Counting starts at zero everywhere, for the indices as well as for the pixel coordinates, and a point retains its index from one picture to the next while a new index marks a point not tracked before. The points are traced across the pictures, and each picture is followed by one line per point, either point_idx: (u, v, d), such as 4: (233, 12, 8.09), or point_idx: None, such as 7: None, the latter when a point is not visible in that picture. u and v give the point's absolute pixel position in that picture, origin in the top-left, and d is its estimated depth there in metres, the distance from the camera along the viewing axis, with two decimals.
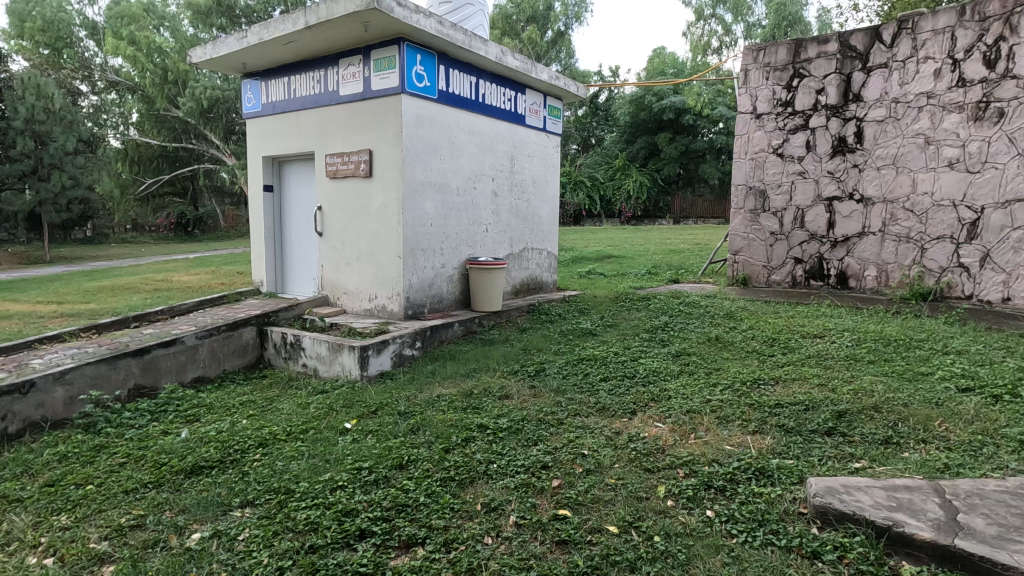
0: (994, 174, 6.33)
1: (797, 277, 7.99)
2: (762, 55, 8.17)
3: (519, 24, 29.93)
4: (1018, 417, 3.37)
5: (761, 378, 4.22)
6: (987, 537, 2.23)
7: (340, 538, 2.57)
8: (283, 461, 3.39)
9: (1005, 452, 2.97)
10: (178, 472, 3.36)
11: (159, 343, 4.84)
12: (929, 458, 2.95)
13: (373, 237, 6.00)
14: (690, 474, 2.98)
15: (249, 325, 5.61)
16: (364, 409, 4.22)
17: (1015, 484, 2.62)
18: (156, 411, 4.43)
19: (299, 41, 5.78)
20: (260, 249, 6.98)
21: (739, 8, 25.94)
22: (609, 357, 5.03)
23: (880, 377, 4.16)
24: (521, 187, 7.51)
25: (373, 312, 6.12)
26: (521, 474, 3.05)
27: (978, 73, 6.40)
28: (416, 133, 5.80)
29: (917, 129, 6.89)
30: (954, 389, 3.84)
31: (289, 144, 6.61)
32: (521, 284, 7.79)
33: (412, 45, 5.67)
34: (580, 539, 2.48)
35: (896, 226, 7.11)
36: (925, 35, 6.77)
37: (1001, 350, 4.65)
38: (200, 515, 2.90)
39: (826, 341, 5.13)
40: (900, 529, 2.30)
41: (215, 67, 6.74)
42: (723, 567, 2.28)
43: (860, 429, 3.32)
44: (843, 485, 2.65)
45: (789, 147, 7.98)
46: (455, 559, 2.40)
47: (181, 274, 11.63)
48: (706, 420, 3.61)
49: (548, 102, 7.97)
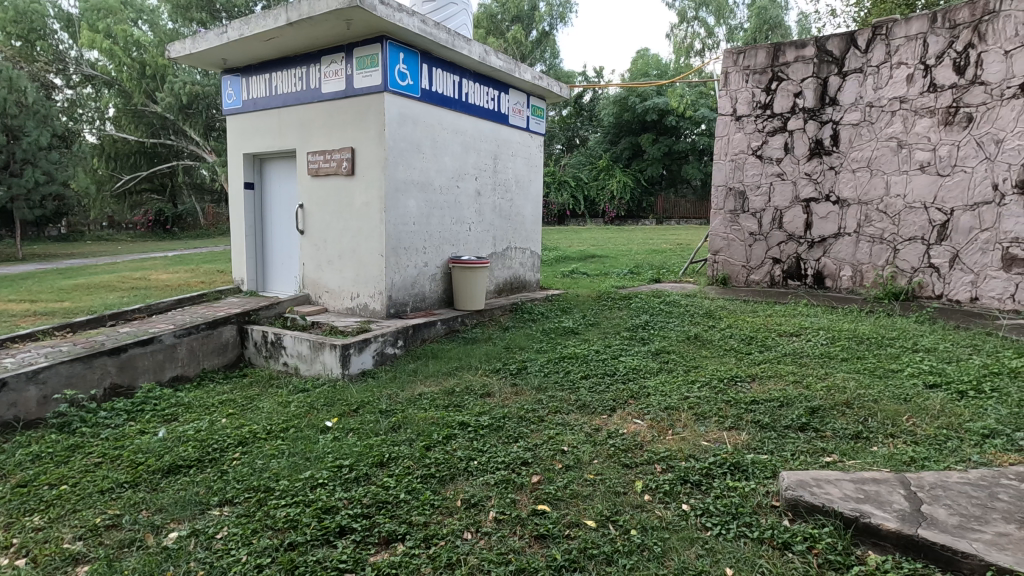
0: (964, 176, 6.50)
1: (775, 277, 8.14)
2: (741, 58, 8.32)
3: (503, 23, 29.95)
4: (981, 412, 3.48)
5: (738, 375, 4.31)
6: (949, 526, 2.31)
7: (319, 535, 2.57)
8: (263, 460, 3.37)
9: (968, 445, 3.08)
10: (155, 471, 3.33)
11: (136, 342, 4.78)
12: (897, 452, 3.04)
13: (355, 235, 5.98)
14: (667, 468, 3.04)
15: (229, 324, 5.56)
16: (345, 408, 4.21)
17: (977, 476, 2.72)
18: (133, 410, 4.37)
19: (281, 37, 5.74)
20: (241, 246, 6.91)
21: (721, 11, 26.21)
22: (590, 355, 5.09)
23: (852, 374, 4.27)
24: (504, 186, 7.53)
25: (355, 311, 6.10)
26: (501, 470, 3.09)
27: (949, 79, 6.57)
28: (399, 131, 5.80)
29: (890, 133, 7.07)
30: (922, 385, 3.97)
31: (270, 141, 6.55)
32: (504, 284, 7.82)
33: (395, 43, 5.67)
34: (558, 534, 2.52)
35: (870, 227, 7.28)
36: (899, 41, 6.95)
37: (968, 347, 4.81)
38: (177, 514, 2.87)
39: (802, 339, 5.26)
40: (866, 519, 2.38)
41: (194, 63, 6.66)
42: (697, 559, 2.33)
43: (832, 425, 3.42)
44: (814, 478, 2.72)
45: (768, 148, 8.13)
46: (435, 555, 2.42)
47: (160, 274, 11.19)
48: (684, 416, 3.68)
49: (532, 102, 8.01)
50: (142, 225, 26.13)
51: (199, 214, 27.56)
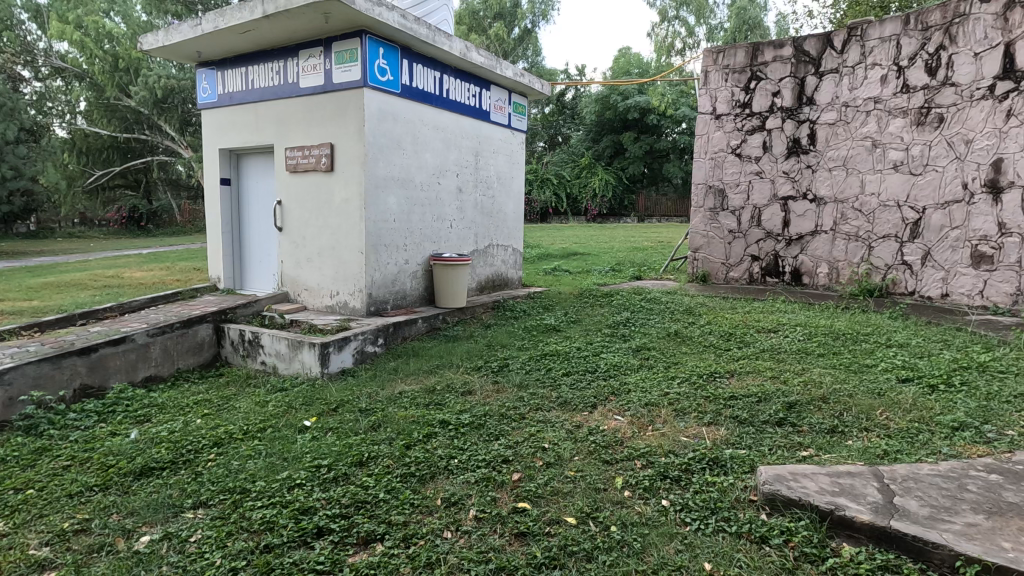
0: (935, 176, 6.65)
1: (754, 274, 8.25)
2: (721, 57, 8.39)
3: (485, 20, 29.73)
4: (951, 405, 3.57)
5: (717, 371, 4.35)
6: (920, 518, 2.36)
7: (296, 536, 2.53)
8: (238, 461, 3.31)
9: (939, 438, 3.15)
10: (126, 474, 3.25)
11: (108, 342, 4.66)
12: (871, 446, 3.10)
13: (334, 232, 5.90)
14: (647, 464, 3.06)
15: (205, 323, 5.46)
16: (325, 407, 4.15)
17: (947, 468, 2.79)
18: (104, 412, 4.26)
19: (257, 31, 5.63)
20: (217, 243, 6.76)
21: (701, 11, 26.45)
22: (571, 352, 5.10)
23: (829, 369, 4.34)
24: (486, 183, 7.49)
25: (335, 308, 6.03)
26: (482, 468, 3.07)
27: (921, 80, 6.71)
28: (379, 127, 5.73)
29: (865, 133, 7.21)
30: (895, 379, 4.06)
31: (247, 136, 6.43)
32: (486, 281, 7.80)
33: (374, 38, 5.59)
34: (538, 531, 2.51)
35: (846, 225, 7.41)
36: (873, 42, 7.08)
37: (939, 342, 4.92)
38: (149, 517, 2.80)
39: (780, 335, 5.34)
40: (841, 512, 2.42)
41: (167, 55, 6.49)
42: (676, 554, 2.35)
43: (808, 419, 3.47)
44: (791, 472, 2.76)
45: (747, 147, 8.22)
46: (414, 554, 2.40)
47: (135, 272, 10.90)
48: (664, 412, 3.70)
49: (513, 98, 7.97)
50: (114, 221, 25.46)
51: (175, 211, 27.01)
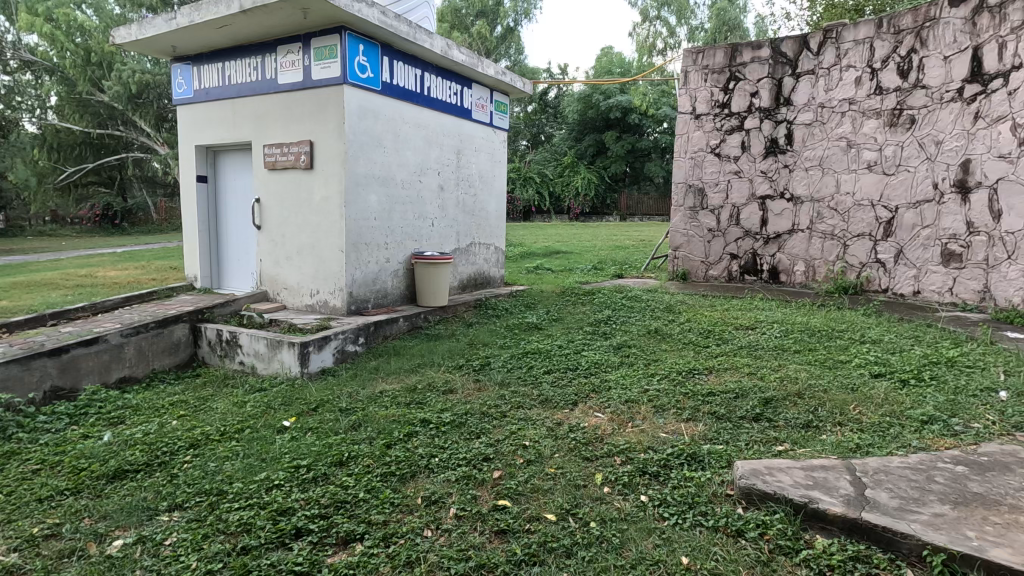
0: (907, 176, 6.81)
1: (733, 272, 8.37)
2: (700, 57, 8.47)
3: (468, 18, 29.64)
4: (921, 399, 3.67)
5: (695, 368, 4.40)
6: (890, 509, 2.42)
7: (274, 538, 2.51)
8: (216, 462, 3.26)
9: (909, 431, 3.23)
10: (99, 477, 3.18)
11: (80, 342, 4.56)
12: (844, 440, 3.17)
13: (314, 230, 5.85)
14: (627, 460, 3.09)
15: (181, 322, 5.37)
16: (304, 406, 4.11)
17: (916, 460, 2.86)
18: (76, 414, 4.16)
19: (234, 26, 5.54)
20: (193, 241, 6.65)
21: (682, 11, 26.77)
22: (553, 350, 5.13)
23: (805, 365, 4.43)
24: (468, 181, 7.47)
25: (315, 308, 5.98)
26: (463, 467, 3.07)
27: (893, 82, 6.87)
28: (359, 125, 5.69)
29: (840, 133, 7.36)
30: (868, 374, 4.16)
31: (224, 132, 6.33)
32: (468, 279, 7.79)
33: (354, 35, 5.55)
34: (518, 529, 2.53)
35: (822, 224, 7.56)
36: (848, 45, 7.23)
37: (911, 339, 5.05)
38: (123, 521, 2.75)
39: (757, 333, 5.42)
40: (814, 505, 2.47)
41: (140, 50, 6.34)
42: (654, 549, 2.38)
43: (784, 414, 3.54)
44: (766, 467, 2.81)
45: (726, 147, 8.32)
46: (394, 554, 2.39)
47: (109, 271, 10.63)
48: (643, 409, 3.74)
49: (495, 97, 7.96)
50: (87, 220, 24.83)
51: (151, 209, 26.46)
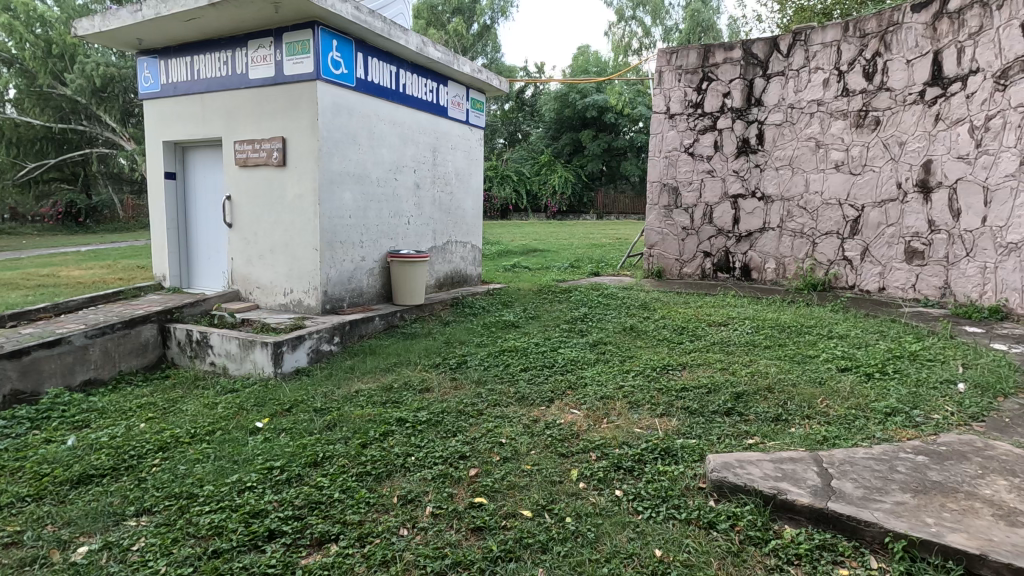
0: (872, 176, 7.01)
1: (706, 269, 8.52)
2: (674, 57, 8.58)
3: (444, 15, 29.53)
4: (884, 392, 3.79)
5: (670, 364, 4.48)
6: (855, 498, 2.50)
7: (246, 540, 2.47)
8: (186, 465, 3.19)
9: (873, 423, 3.34)
10: (62, 483, 3.09)
11: (41, 344, 4.42)
12: (811, 432, 3.25)
13: (287, 228, 5.76)
14: (602, 456, 3.12)
15: (149, 323, 5.23)
16: (277, 407, 4.05)
17: (880, 451, 2.96)
18: (37, 418, 4.03)
19: (203, 19, 5.42)
20: (162, 239, 6.48)
21: (658, 12, 27.13)
22: (529, 348, 5.14)
23: (774, 360, 4.54)
24: (444, 179, 7.44)
25: (288, 307, 5.89)
26: (438, 465, 3.06)
27: (859, 84, 7.07)
28: (333, 121, 5.62)
29: (809, 134, 7.54)
30: (835, 368, 4.28)
31: (193, 128, 6.18)
32: (445, 278, 7.77)
33: (327, 30, 5.47)
34: (495, 525, 2.53)
35: (792, 222, 7.75)
36: (816, 47, 7.42)
37: (876, 334, 5.21)
38: (88, 527, 2.68)
39: (729, 329, 5.53)
40: (783, 496, 2.53)
41: (104, 42, 6.15)
42: (628, 542, 2.41)
43: (755, 408, 3.62)
44: (737, 460, 2.87)
45: (699, 147, 8.45)
46: (369, 554, 2.37)
47: (74, 271, 10.28)
48: (618, 405, 3.79)
49: (471, 95, 7.94)
50: (49, 218, 23.95)
51: (117, 206, 25.64)
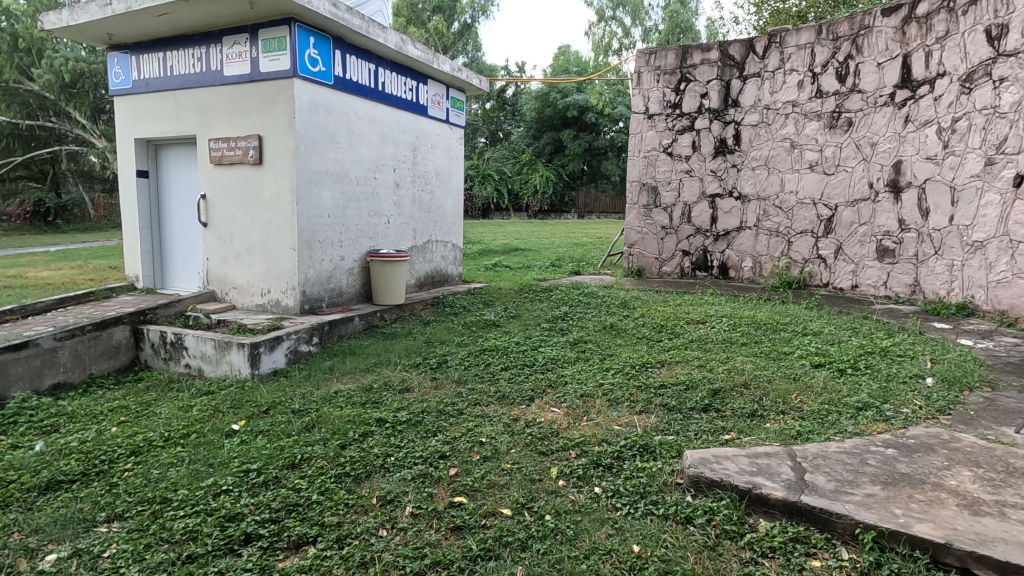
0: (845, 176, 7.16)
1: (685, 268, 8.63)
2: (652, 58, 8.66)
3: (425, 14, 29.38)
4: (856, 387, 3.88)
5: (649, 362, 4.53)
6: (826, 491, 2.55)
7: (222, 544, 2.43)
8: (159, 470, 3.13)
9: (845, 417, 3.42)
10: (30, 489, 3.00)
11: (7, 347, 4.31)
12: (786, 427, 3.32)
13: (264, 227, 5.67)
14: (581, 453, 3.15)
15: (121, 324, 5.11)
16: (255, 409, 4.00)
17: (851, 445, 3.03)
18: (3, 423, 3.91)
19: (175, 14, 5.31)
20: (134, 239, 6.34)
21: (637, 12, 27.33)
22: (510, 347, 5.14)
23: (750, 357, 4.62)
24: (424, 178, 7.40)
25: (265, 307, 5.81)
26: (418, 465, 3.05)
27: (832, 86, 7.21)
28: (310, 119, 5.55)
29: (784, 134, 7.68)
30: (809, 364, 4.37)
31: (166, 125, 6.06)
32: (426, 277, 7.73)
33: (304, 27, 5.40)
34: (475, 524, 2.53)
35: (768, 221, 7.89)
36: (791, 49, 7.56)
37: (848, 330, 5.33)
38: (57, 534, 2.61)
39: (707, 326, 5.61)
40: (758, 491, 2.58)
41: (72, 37, 5.98)
42: (607, 538, 2.43)
43: (731, 405, 3.67)
44: (713, 455, 2.92)
45: (678, 146, 8.55)
46: (348, 555, 2.36)
47: (43, 271, 10.03)
48: (598, 403, 3.81)
49: (451, 93, 7.91)
50: (16, 217, 23.21)
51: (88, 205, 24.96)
